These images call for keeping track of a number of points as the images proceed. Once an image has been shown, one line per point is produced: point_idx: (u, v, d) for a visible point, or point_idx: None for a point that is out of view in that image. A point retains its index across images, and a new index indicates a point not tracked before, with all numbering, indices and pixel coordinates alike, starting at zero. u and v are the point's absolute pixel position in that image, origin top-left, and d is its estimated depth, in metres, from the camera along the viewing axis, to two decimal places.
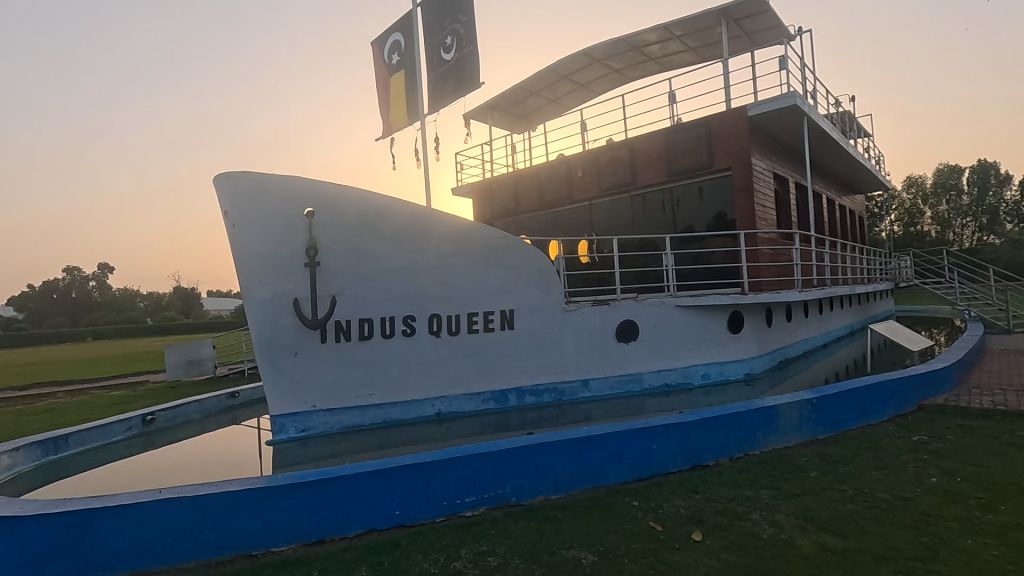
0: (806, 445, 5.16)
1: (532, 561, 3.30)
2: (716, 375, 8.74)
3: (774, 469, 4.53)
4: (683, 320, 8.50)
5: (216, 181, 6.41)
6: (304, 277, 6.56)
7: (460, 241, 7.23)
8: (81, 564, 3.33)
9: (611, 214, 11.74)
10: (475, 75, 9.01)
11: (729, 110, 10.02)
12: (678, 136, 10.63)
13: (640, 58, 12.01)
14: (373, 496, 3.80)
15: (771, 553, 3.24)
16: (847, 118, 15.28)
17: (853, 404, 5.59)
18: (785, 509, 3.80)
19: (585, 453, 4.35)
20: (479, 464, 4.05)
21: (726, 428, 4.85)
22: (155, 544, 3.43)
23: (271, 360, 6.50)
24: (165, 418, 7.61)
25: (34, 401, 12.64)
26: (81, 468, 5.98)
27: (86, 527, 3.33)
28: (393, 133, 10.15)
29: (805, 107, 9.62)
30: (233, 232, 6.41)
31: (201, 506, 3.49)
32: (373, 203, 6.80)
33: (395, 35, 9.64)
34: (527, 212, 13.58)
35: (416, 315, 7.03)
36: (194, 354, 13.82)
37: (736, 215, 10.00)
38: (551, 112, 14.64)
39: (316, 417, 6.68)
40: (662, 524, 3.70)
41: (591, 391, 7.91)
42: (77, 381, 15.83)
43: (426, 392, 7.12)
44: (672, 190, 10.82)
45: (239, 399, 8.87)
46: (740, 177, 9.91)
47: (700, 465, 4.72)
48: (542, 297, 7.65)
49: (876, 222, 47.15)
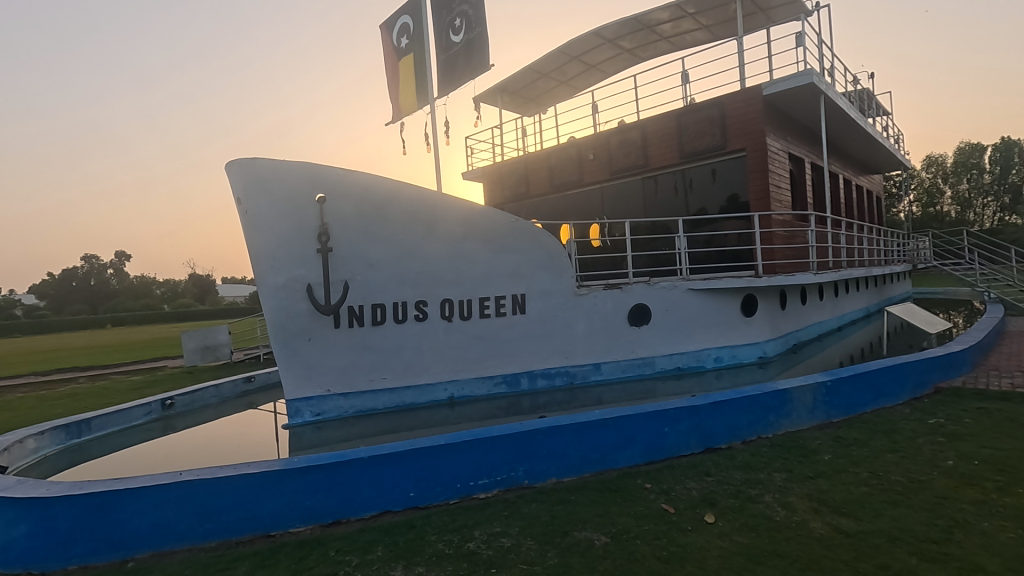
0: (820, 428, 5.14)
1: (545, 543, 3.32)
2: (728, 358, 8.69)
3: (787, 452, 4.52)
4: (695, 303, 8.44)
5: (228, 167, 6.45)
6: (317, 263, 6.61)
7: (470, 225, 7.20)
8: (105, 544, 3.43)
9: (623, 197, 11.65)
10: (485, 56, 8.89)
11: (743, 89, 9.82)
12: (691, 116, 10.43)
13: (652, 37, 11.78)
14: (386, 478, 3.86)
15: (783, 535, 3.24)
16: (864, 95, 14.92)
17: (868, 387, 5.54)
18: (799, 492, 3.80)
19: (597, 436, 4.37)
20: (492, 447, 4.09)
21: (739, 410, 4.84)
22: (175, 525, 3.51)
23: (285, 346, 6.58)
24: (184, 403, 7.76)
25: (57, 386, 12.93)
26: (103, 451, 6.13)
27: (109, 509, 3.42)
28: (403, 117, 10.10)
29: (822, 85, 9.40)
30: (246, 219, 6.48)
31: (220, 488, 3.56)
32: (383, 187, 6.80)
33: (404, 18, 9.48)
34: (538, 196, 13.49)
35: (428, 300, 7.05)
36: (209, 340, 14.00)
37: (750, 197, 9.88)
38: (562, 94, 14.46)
39: (330, 401, 6.76)
40: (674, 507, 3.71)
41: (602, 374, 7.90)
42: (98, 367, 16.21)
43: (438, 376, 7.16)
44: (685, 172, 10.67)
45: (255, 383, 9.02)
46: (755, 158, 9.75)
47: (713, 449, 4.72)
48: (553, 281, 7.63)
49: (894, 204, 46.18)
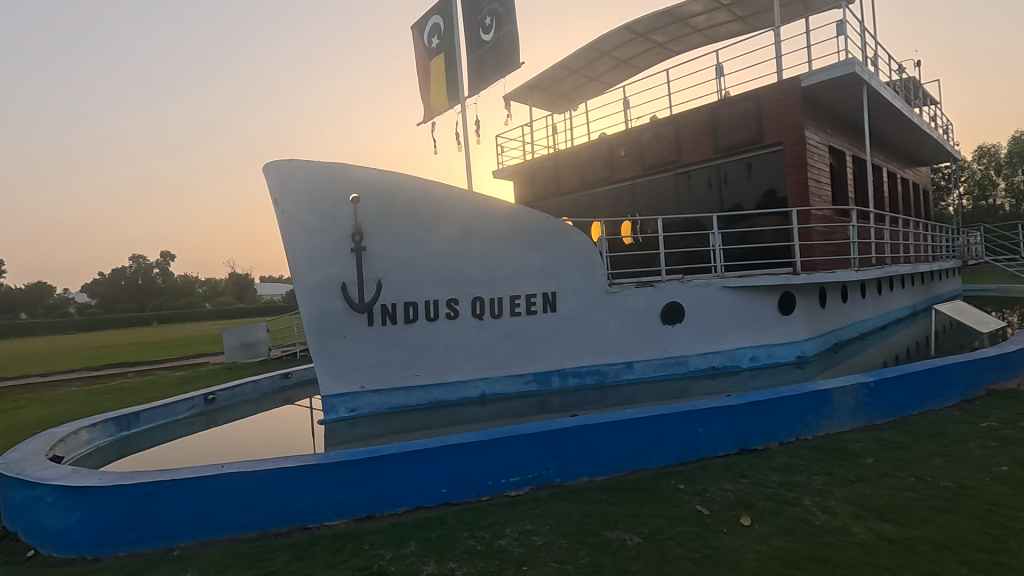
0: (862, 430, 4.97)
1: (576, 541, 3.31)
2: (765, 357, 8.49)
3: (826, 455, 4.38)
4: (730, 301, 8.26)
5: (266, 169, 6.62)
6: (351, 262, 6.74)
7: (501, 223, 7.22)
8: (152, 532, 3.58)
9: (656, 193, 11.49)
10: (515, 53, 8.88)
11: (781, 81, 9.55)
12: (726, 110, 10.20)
13: (686, 30, 11.57)
14: (419, 474, 3.91)
15: (823, 540, 3.15)
16: (911, 84, 14.31)
17: (914, 388, 5.32)
18: (839, 496, 3.68)
19: (629, 436, 4.32)
20: (524, 445, 4.09)
21: (777, 411, 4.72)
22: (217, 515, 3.64)
23: (321, 343, 6.73)
24: (225, 397, 8.03)
25: (107, 381, 13.57)
26: (150, 443, 6.39)
27: (156, 499, 3.56)
28: (434, 117, 10.20)
29: (864, 74, 9.06)
30: (283, 220, 6.64)
31: (259, 481, 3.67)
32: (415, 186, 6.88)
33: (434, 18, 9.54)
34: (568, 193, 13.42)
35: (459, 298, 7.10)
36: (248, 337, 14.43)
37: (787, 191, 9.63)
38: (594, 90, 14.32)
39: (363, 397, 6.88)
40: (709, 508, 3.65)
41: (634, 373, 7.82)
42: (145, 362, 16.92)
43: (469, 374, 7.21)
44: (719, 167, 10.44)
45: (292, 379, 9.26)
46: (793, 152, 9.48)
47: (748, 450, 4.62)
48: (584, 279, 7.59)
49: (943, 197, 44.18)
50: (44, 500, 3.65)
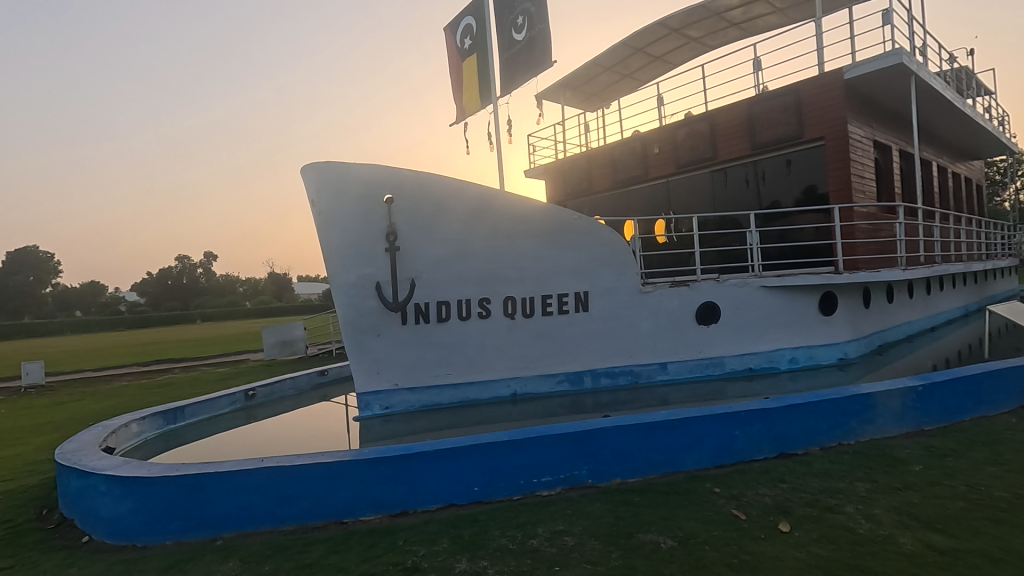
0: (909, 436, 4.77)
1: (609, 543, 3.29)
2: (805, 359, 8.24)
3: (870, 461, 4.23)
4: (768, 301, 8.05)
5: (303, 171, 6.78)
6: (386, 261, 6.85)
7: (533, 223, 7.21)
8: (197, 522, 3.71)
9: (691, 191, 11.29)
10: (547, 52, 8.85)
11: (822, 73, 9.25)
12: (764, 105, 9.94)
13: (722, 24, 11.33)
14: (452, 472, 3.94)
15: (867, 550, 3.04)
16: (963, 74, 13.66)
17: (966, 393, 5.08)
18: (885, 504, 3.55)
19: (663, 437, 4.26)
20: (557, 445, 4.08)
21: (817, 415, 4.58)
22: (258, 507, 3.75)
23: (356, 341, 6.86)
24: (264, 394, 8.27)
25: (155, 376, 14.17)
26: (194, 436, 6.64)
27: (200, 490, 3.69)
28: (466, 117, 10.27)
29: (912, 65, 8.69)
30: (320, 220, 6.79)
31: (297, 475, 3.76)
32: (448, 186, 6.94)
33: (467, 19, 9.59)
34: (601, 192, 13.30)
35: (491, 298, 7.13)
36: (286, 335, 14.82)
37: (829, 188, 9.32)
38: (627, 88, 14.17)
39: (397, 395, 6.98)
40: (746, 513, 3.56)
41: (668, 374, 7.70)
42: (190, 359, 17.60)
43: (501, 373, 7.23)
44: (757, 164, 10.18)
45: (328, 376, 9.48)
46: (835, 147, 9.17)
47: (787, 454, 4.50)
48: (617, 279, 7.52)
49: (998, 193, 42.09)
50: (97, 489, 3.83)
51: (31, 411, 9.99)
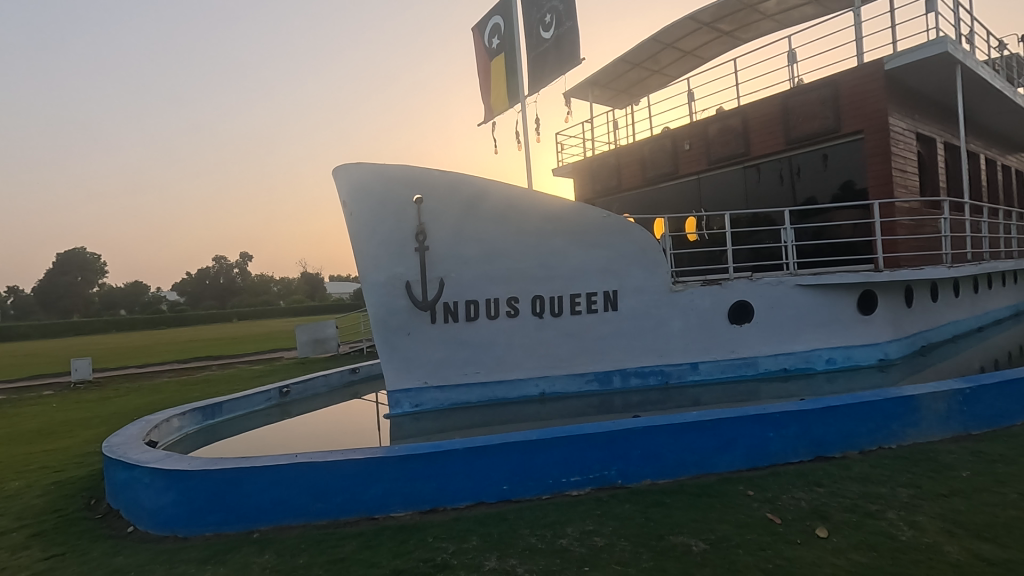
0: (955, 441, 4.58)
1: (639, 544, 3.25)
2: (842, 360, 7.99)
3: (913, 466, 4.07)
4: (803, 300, 7.84)
5: (335, 172, 6.91)
6: (415, 261, 6.92)
7: (562, 222, 7.18)
8: (234, 515, 3.82)
9: (722, 188, 11.07)
10: (575, 50, 8.79)
11: (861, 65, 8.96)
12: (800, 98, 9.68)
13: (755, 16, 11.07)
14: (481, 470, 3.96)
15: (910, 558, 2.93)
16: (1014, 62, 13.03)
17: (1017, 396, 4.84)
18: (928, 510, 3.41)
19: (694, 438, 4.19)
20: (586, 445, 4.06)
21: (856, 417, 4.43)
22: (292, 502, 3.84)
23: (386, 339, 6.95)
24: (298, 391, 8.46)
25: (194, 373, 14.65)
26: (231, 432, 6.84)
27: (237, 484, 3.80)
28: (494, 117, 10.30)
29: (957, 54, 8.34)
30: (351, 221, 6.91)
31: (329, 471, 3.83)
32: (476, 186, 6.96)
33: (495, 18, 9.61)
34: (630, 189, 13.16)
35: (519, 297, 7.13)
36: (319, 333, 15.13)
37: (868, 183, 9.02)
38: (656, 84, 13.98)
39: (427, 393, 7.04)
40: (781, 517, 3.48)
41: (700, 374, 7.57)
42: (227, 356, 18.13)
43: (529, 372, 7.22)
44: (792, 159, 9.92)
45: (360, 374, 9.64)
46: (874, 141, 8.87)
47: (824, 457, 4.37)
48: (646, 278, 7.43)
49: None
50: (141, 482, 3.97)
51: (80, 405, 10.45)
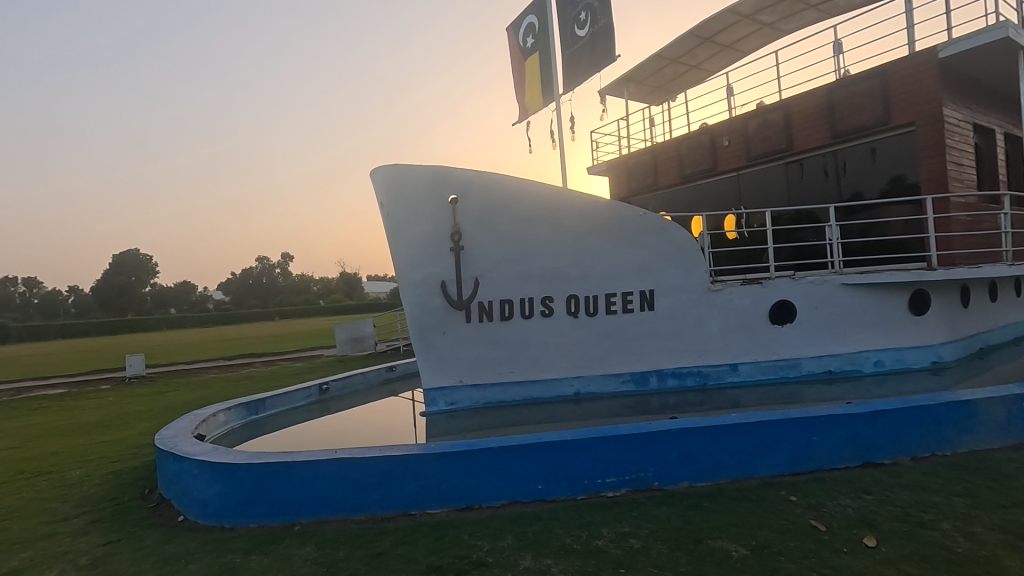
0: (1016, 449, 4.33)
1: (676, 548, 3.20)
2: (892, 362, 7.67)
3: (970, 474, 3.87)
4: (850, 300, 7.54)
5: (372, 173, 7.04)
6: (451, 260, 6.99)
7: (597, 220, 7.13)
8: (277, 508, 3.94)
9: (763, 184, 10.77)
10: (611, 46, 8.70)
11: (912, 53, 8.57)
12: (846, 90, 9.32)
13: (798, 6, 10.72)
14: (516, 469, 3.97)
15: (966, 571, 2.78)
16: None
17: None
18: (987, 521, 3.24)
19: (734, 441, 4.10)
20: (622, 445, 4.02)
21: (907, 422, 4.24)
22: (332, 496, 3.93)
23: (422, 337, 7.04)
24: (337, 387, 8.67)
25: (239, 369, 15.16)
26: (274, 427, 7.06)
27: (280, 477, 3.92)
28: (529, 116, 10.29)
29: (1019, 39, 7.88)
30: (388, 221, 7.03)
31: (368, 467, 3.91)
32: (510, 185, 6.97)
33: (530, 18, 9.60)
34: (666, 187, 12.94)
35: (553, 296, 7.11)
36: (357, 332, 15.44)
37: (920, 177, 8.62)
38: (694, 79, 13.70)
39: (462, 391, 7.10)
40: (826, 524, 3.36)
41: (739, 376, 7.39)
42: (269, 354, 18.70)
43: (564, 372, 7.20)
44: (837, 153, 9.57)
45: (396, 372, 9.80)
46: (927, 133, 8.47)
47: (872, 463, 4.20)
48: (684, 277, 7.29)
49: None
50: (191, 473, 4.14)
51: (134, 399, 10.98)
